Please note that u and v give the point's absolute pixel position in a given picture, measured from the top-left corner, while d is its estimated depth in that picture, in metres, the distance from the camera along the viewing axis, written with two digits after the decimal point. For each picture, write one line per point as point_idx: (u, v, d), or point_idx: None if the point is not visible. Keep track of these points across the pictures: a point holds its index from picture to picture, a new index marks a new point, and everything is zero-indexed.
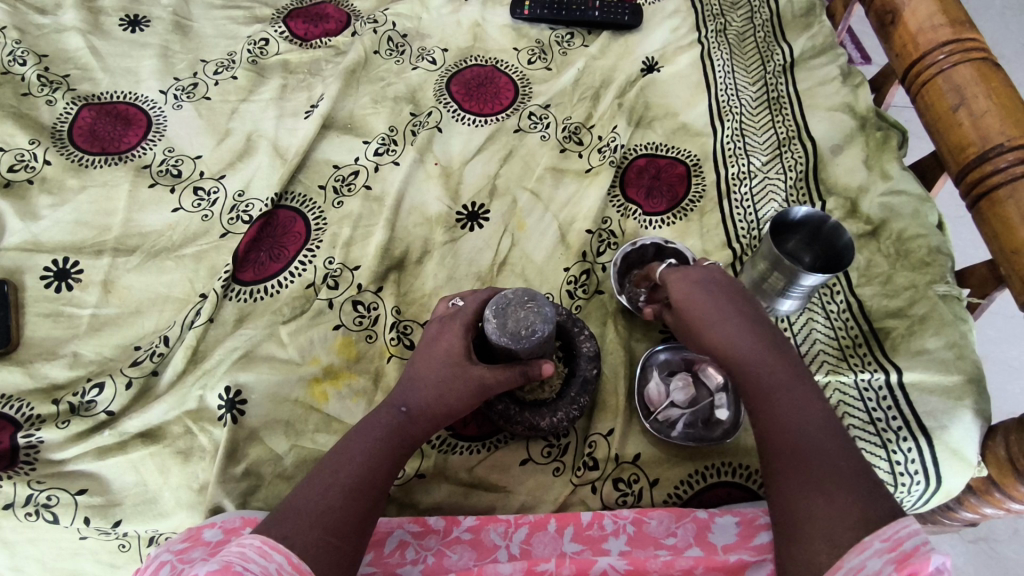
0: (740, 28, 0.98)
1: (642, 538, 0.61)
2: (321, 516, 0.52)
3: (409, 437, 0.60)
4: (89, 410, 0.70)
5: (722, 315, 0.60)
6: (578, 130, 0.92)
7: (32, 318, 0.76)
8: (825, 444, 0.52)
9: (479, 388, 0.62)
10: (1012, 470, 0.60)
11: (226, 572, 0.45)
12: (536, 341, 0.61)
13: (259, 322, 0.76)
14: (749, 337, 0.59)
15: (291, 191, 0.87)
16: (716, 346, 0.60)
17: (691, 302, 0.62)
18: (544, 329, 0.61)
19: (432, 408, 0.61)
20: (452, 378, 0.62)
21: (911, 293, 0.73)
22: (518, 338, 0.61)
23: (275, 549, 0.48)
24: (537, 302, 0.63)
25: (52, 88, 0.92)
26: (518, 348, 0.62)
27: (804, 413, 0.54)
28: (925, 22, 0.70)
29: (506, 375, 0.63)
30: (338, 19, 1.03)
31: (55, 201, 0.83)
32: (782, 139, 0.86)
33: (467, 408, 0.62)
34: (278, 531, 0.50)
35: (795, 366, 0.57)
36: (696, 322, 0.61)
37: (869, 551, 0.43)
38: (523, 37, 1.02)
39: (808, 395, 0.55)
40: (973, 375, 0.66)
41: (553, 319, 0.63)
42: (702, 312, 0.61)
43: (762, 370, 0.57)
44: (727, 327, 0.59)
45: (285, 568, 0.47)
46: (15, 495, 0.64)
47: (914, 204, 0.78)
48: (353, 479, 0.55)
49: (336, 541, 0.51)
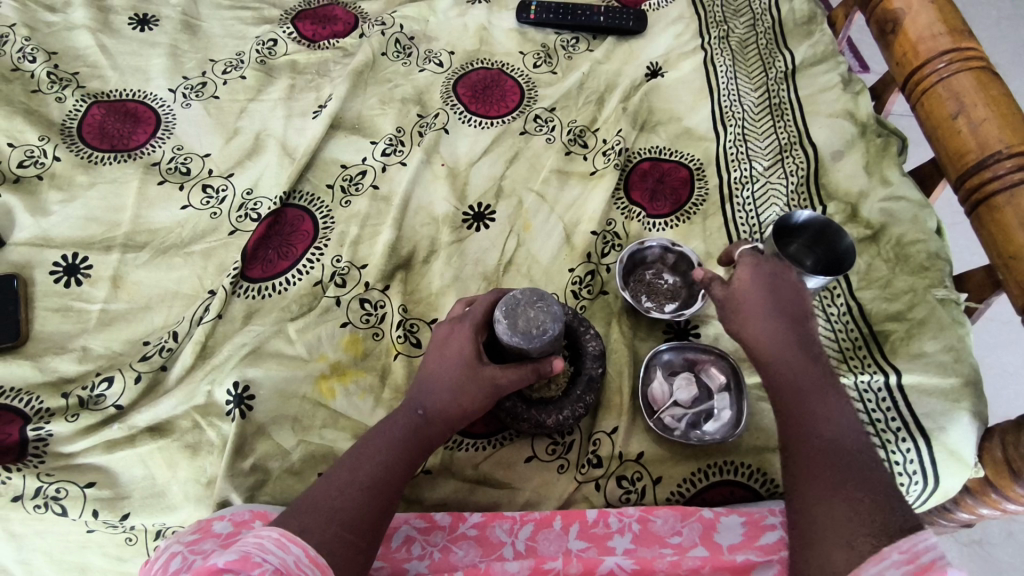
0: (743, 35, 0.99)
1: (648, 536, 0.62)
2: (339, 513, 0.52)
3: (427, 440, 0.61)
4: (98, 403, 0.71)
5: (767, 316, 0.61)
6: (583, 133, 0.93)
7: (41, 313, 0.76)
8: (850, 453, 0.53)
9: (492, 388, 0.62)
10: (1008, 471, 0.61)
11: (245, 563, 0.45)
12: (546, 339, 0.62)
13: (267, 319, 0.76)
14: (790, 334, 0.61)
15: (299, 190, 0.87)
16: (754, 339, 0.62)
17: (745, 300, 0.63)
18: (555, 327, 0.62)
19: (449, 411, 0.62)
20: (465, 380, 0.62)
21: (910, 297, 0.74)
22: (528, 336, 0.61)
23: (292, 542, 0.48)
24: (547, 301, 0.64)
25: (61, 86, 0.92)
26: (529, 348, 0.62)
27: (832, 420, 0.55)
28: (926, 31, 0.72)
29: (519, 375, 0.63)
30: (346, 21, 1.04)
31: (65, 197, 0.84)
32: (784, 144, 0.88)
33: (481, 408, 0.63)
34: (295, 525, 0.51)
35: (826, 373, 0.59)
36: (743, 316, 0.63)
37: (887, 562, 0.43)
38: (529, 41, 1.03)
39: (838, 407, 0.56)
40: (970, 378, 0.67)
41: (562, 317, 0.63)
42: (750, 311, 0.62)
43: (796, 369, 0.58)
44: (770, 321, 0.61)
45: (303, 561, 0.47)
46: (24, 487, 0.65)
47: (913, 209, 0.79)
48: (370, 479, 0.56)
49: (352, 537, 0.52)
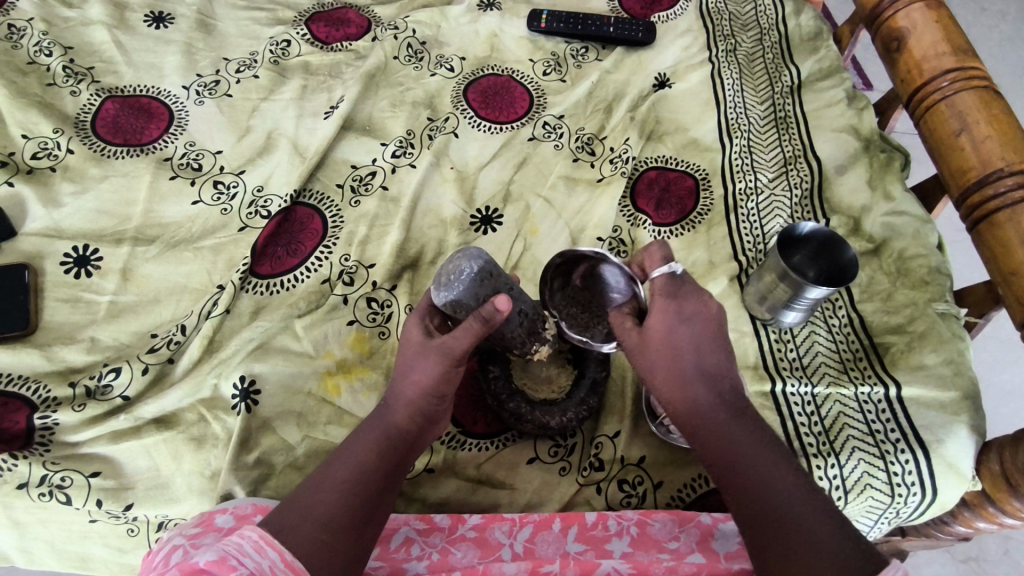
0: (750, 49, 1.01)
1: (644, 540, 0.63)
2: (314, 512, 0.53)
3: (395, 429, 0.59)
4: (104, 394, 0.71)
5: (686, 355, 0.57)
6: (590, 141, 0.94)
7: (51, 303, 0.77)
8: (789, 490, 0.51)
9: (443, 353, 0.59)
10: (1005, 483, 0.62)
11: (221, 565, 0.46)
12: (469, 280, 0.57)
13: (275, 315, 0.77)
14: (706, 388, 0.56)
15: (309, 189, 0.88)
16: (671, 399, 0.57)
17: (660, 342, 0.57)
18: (472, 266, 0.57)
19: (412, 395, 0.60)
20: (419, 357, 0.60)
21: (911, 310, 0.75)
22: (449, 285, 0.58)
23: (270, 546, 0.49)
24: (465, 248, 0.60)
25: (76, 80, 0.93)
26: (457, 297, 0.58)
27: (765, 460, 0.53)
28: (929, 50, 0.73)
29: (465, 329, 0.58)
30: (359, 24, 1.05)
31: (77, 188, 0.85)
32: (788, 157, 0.89)
33: (438, 382, 0.59)
34: (274, 524, 0.51)
35: (748, 414, 0.56)
36: (661, 360, 0.57)
37: None
38: (539, 49, 1.04)
39: (766, 443, 0.54)
40: (969, 392, 0.68)
41: (485, 257, 0.59)
42: (667, 354, 0.57)
43: (724, 425, 0.55)
44: (692, 361, 0.56)
45: (278, 566, 0.48)
46: (30, 474, 0.66)
47: (915, 224, 0.81)
48: (345, 476, 0.56)
49: (327, 538, 0.51)
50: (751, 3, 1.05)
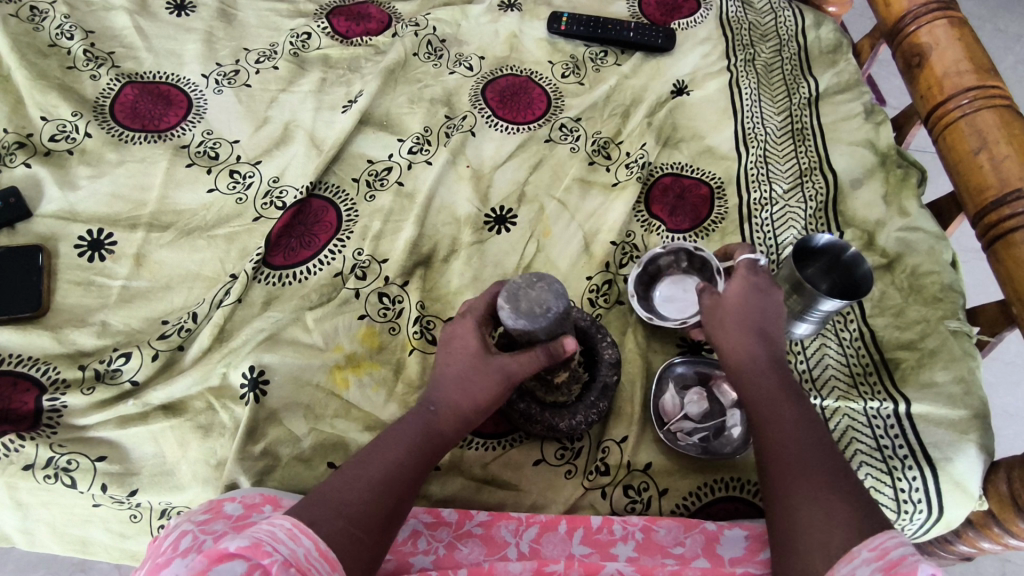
0: (769, 59, 1.00)
1: (650, 545, 0.62)
2: (348, 508, 0.52)
3: (439, 432, 0.59)
4: (114, 378, 0.71)
5: (753, 320, 0.60)
6: (606, 145, 0.94)
7: (63, 285, 0.77)
8: (820, 454, 0.53)
9: (502, 377, 0.60)
10: (1012, 506, 0.61)
11: (256, 550, 0.45)
12: (552, 318, 0.57)
13: (286, 306, 0.77)
14: (765, 355, 0.59)
15: (325, 181, 0.88)
16: (732, 357, 0.60)
17: (738, 304, 0.61)
18: (558, 306, 0.57)
19: (459, 406, 0.60)
20: (473, 371, 0.61)
21: (923, 327, 0.75)
22: (532, 317, 0.56)
23: (304, 534, 0.48)
24: (546, 279, 0.58)
25: (97, 64, 0.94)
26: (534, 330, 0.57)
27: (805, 423, 0.55)
28: (951, 67, 0.73)
29: (529, 360, 0.59)
30: (380, 20, 1.05)
31: (93, 172, 0.85)
32: (804, 169, 0.89)
33: (491, 401, 0.61)
34: (306, 516, 0.50)
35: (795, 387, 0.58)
36: (731, 319, 0.61)
37: (858, 560, 0.44)
38: (558, 51, 1.04)
39: (805, 411, 0.56)
40: (979, 411, 0.68)
41: (565, 294, 0.58)
42: (738, 317, 0.61)
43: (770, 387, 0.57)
44: (758, 327, 0.60)
45: (313, 554, 0.47)
46: (36, 456, 0.65)
47: (931, 241, 0.80)
48: (382, 475, 0.55)
49: (360, 534, 0.51)
50: (771, 14, 1.04)
